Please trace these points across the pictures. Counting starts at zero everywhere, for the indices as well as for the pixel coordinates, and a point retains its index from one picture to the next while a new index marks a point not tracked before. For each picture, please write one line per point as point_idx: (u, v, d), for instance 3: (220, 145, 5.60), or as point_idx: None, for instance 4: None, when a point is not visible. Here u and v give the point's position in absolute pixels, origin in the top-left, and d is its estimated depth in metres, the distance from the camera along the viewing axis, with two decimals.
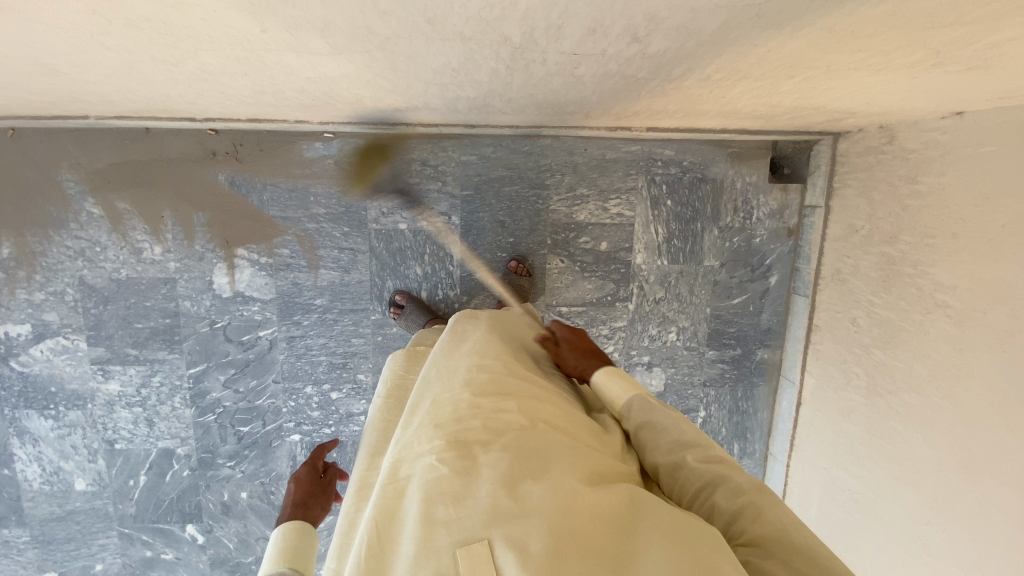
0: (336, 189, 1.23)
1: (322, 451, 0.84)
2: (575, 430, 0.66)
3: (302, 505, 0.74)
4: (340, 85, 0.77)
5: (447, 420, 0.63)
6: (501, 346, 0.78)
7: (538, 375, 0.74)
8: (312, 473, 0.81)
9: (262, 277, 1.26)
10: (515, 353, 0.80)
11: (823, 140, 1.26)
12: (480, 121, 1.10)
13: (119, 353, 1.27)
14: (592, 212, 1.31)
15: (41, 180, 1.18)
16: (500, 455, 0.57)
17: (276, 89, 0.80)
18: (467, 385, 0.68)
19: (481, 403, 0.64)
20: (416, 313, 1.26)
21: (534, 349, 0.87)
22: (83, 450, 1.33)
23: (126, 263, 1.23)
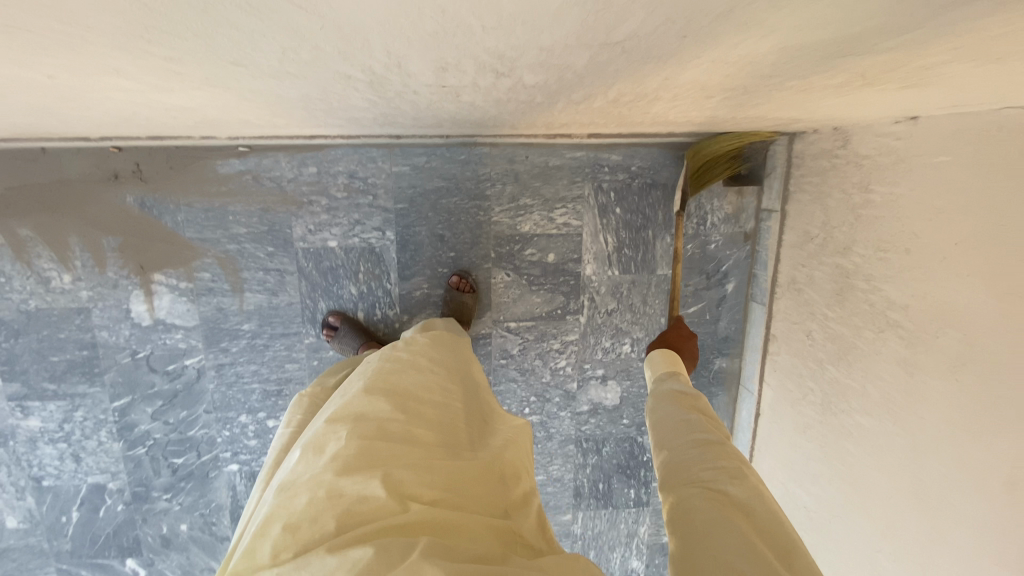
0: (257, 207, 1.15)
1: None
2: (455, 496, 0.59)
3: None
4: (212, 114, 0.68)
5: (304, 512, 0.55)
6: (385, 395, 0.69)
7: (421, 428, 0.67)
8: None
9: (183, 303, 1.18)
10: (403, 399, 0.70)
11: (778, 140, 1.19)
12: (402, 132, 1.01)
13: (37, 388, 1.19)
14: (537, 222, 1.23)
15: None
16: (352, 558, 0.50)
17: (143, 117, 0.72)
18: (331, 458, 0.59)
19: (342, 486, 0.56)
20: (349, 335, 1.18)
21: (432, 376, 0.78)
22: (11, 487, 1.25)
23: (34, 294, 1.14)
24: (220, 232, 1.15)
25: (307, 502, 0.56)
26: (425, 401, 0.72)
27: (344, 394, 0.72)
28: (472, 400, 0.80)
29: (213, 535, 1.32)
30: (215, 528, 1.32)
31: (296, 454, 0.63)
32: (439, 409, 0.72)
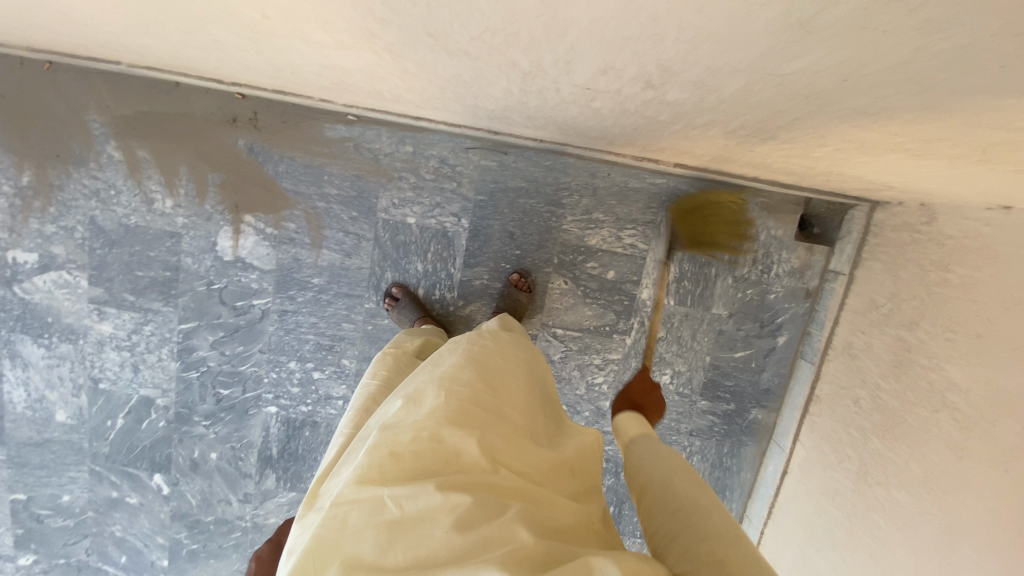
0: (352, 172, 1.24)
1: (286, 526, 0.98)
2: (537, 474, 0.64)
3: None
4: (357, 79, 0.76)
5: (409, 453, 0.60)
6: (476, 368, 0.74)
7: (509, 405, 0.71)
8: (272, 548, 0.95)
9: (265, 247, 1.26)
10: (493, 374, 0.75)
11: (859, 206, 1.20)
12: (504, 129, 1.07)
13: (117, 297, 1.29)
14: (604, 238, 1.26)
15: (70, 117, 1.20)
16: (456, 500, 0.55)
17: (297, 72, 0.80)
18: (433, 410, 0.64)
19: (445, 436, 0.61)
20: (411, 309, 1.26)
21: (510, 360, 0.81)
22: (69, 383, 1.34)
23: (136, 211, 1.24)
24: (313, 189, 1.24)
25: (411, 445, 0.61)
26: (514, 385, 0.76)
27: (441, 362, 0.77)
28: (546, 394, 0.84)
29: (238, 469, 1.40)
30: (241, 463, 1.40)
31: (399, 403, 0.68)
32: (518, 393, 0.75)
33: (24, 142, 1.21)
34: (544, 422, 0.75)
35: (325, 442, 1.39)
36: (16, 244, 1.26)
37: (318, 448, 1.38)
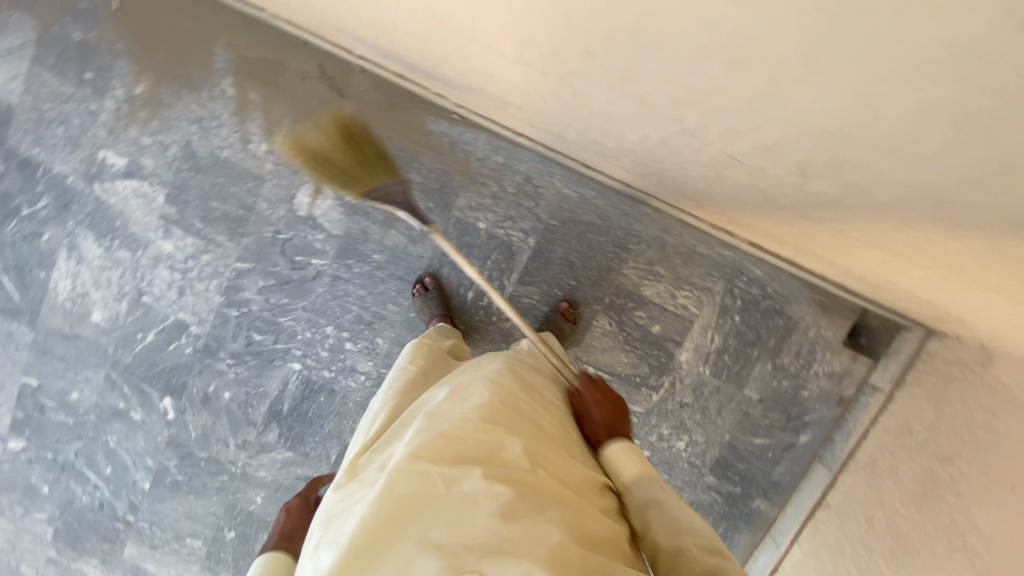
0: (441, 166, 1.28)
1: (316, 486, 1.07)
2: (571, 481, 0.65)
3: (287, 538, 0.91)
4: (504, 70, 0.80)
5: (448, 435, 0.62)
6: (515, 381, 0.77)
7: (545, 418, 0.74)
8: (301, 503, 1.03)
9: (339, 213, 1.30)
10: (529, 388, 0.79)
11: (913, 330, 1.21)
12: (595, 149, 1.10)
13: (186, 221, 1.32)
14: (660, 291, 1.27)
15: (199, 45, 1.26)
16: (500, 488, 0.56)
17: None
18: (478, 405, 0.68)
19: (488, 429, 0.64)
20: (436, 302, 1.29)
21: (541, 381, 0.85)
22: (114, 288, 1.37)
23: (231, 146, 1.28)
24: (399, 171, 1.28)
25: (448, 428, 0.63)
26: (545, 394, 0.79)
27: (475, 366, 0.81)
28: (580, 412, 0.86)
29: (245, 415, 1.41)
30: (250, 411, 1.41)
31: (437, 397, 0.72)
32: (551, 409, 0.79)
33: (149, 56, 1.27)
34: (579, 434, 0.77)
35: (336, 412, 1.40)
36: (111, 146, 1.31)
37: (328, 416, 1.40)
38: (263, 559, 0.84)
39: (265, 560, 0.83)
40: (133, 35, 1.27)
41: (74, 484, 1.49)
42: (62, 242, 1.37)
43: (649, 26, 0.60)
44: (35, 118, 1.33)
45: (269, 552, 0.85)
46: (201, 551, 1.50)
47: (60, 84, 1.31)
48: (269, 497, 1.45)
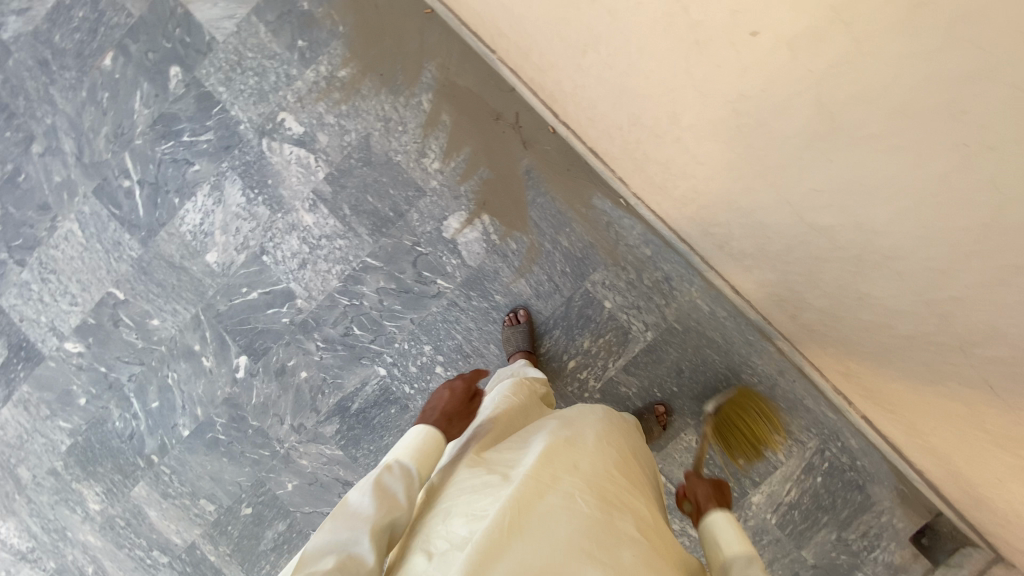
0: (590, 239, 1.31)
1: (477, 376, 0.92)
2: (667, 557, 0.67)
3: (447, 419, 0.81)
4: (758, 208, 0.82)
5: (553, 496, 0.66)
6: (609, 453, 0.79)
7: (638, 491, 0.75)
8: (465, 389, 0.88)
9: (481, 247, 1.33)
10: (623, 461, 0.80)
11: (982, 549, 1.23)
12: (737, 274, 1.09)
13: (336, 203, 1.35)
14: (755, 428, 1.30)
15: (414, 56, 1.32)
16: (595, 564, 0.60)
17: (702, 171, 0.86)
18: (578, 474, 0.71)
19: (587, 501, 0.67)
20: (523, 337, 1.31)
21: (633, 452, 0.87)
22: (240, 238, 1.39)
23: (406, 153, 1.33)
24: (551, 231, 1.32)
25: (556, 490, 0.67)
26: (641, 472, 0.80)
27: (574, 421, 0.84)
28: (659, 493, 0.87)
29: (313, 401, 1.40)
30: (319, 397, 1.40)
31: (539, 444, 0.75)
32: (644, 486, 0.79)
33: (365, 47, 1.33)
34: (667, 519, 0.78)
35: (400, 429, 1.38)
36: (295, 112, 1.35)
37: (392, 430, 1.39)
38: (417, 429, 0.76)
39: (422, 433, 0.75)
40: (357, 24, 1.33)
41: (113, 406, 1.45)
42: (208, 178, 1.39)
43: (902, 213, 0.64)
44: (231, 59, 1.36)
45: (425, 424, 0.78)
46: (209, 516, 1.43)
47: (269, 40, 1.35)
48: (301, 488, 1.40)
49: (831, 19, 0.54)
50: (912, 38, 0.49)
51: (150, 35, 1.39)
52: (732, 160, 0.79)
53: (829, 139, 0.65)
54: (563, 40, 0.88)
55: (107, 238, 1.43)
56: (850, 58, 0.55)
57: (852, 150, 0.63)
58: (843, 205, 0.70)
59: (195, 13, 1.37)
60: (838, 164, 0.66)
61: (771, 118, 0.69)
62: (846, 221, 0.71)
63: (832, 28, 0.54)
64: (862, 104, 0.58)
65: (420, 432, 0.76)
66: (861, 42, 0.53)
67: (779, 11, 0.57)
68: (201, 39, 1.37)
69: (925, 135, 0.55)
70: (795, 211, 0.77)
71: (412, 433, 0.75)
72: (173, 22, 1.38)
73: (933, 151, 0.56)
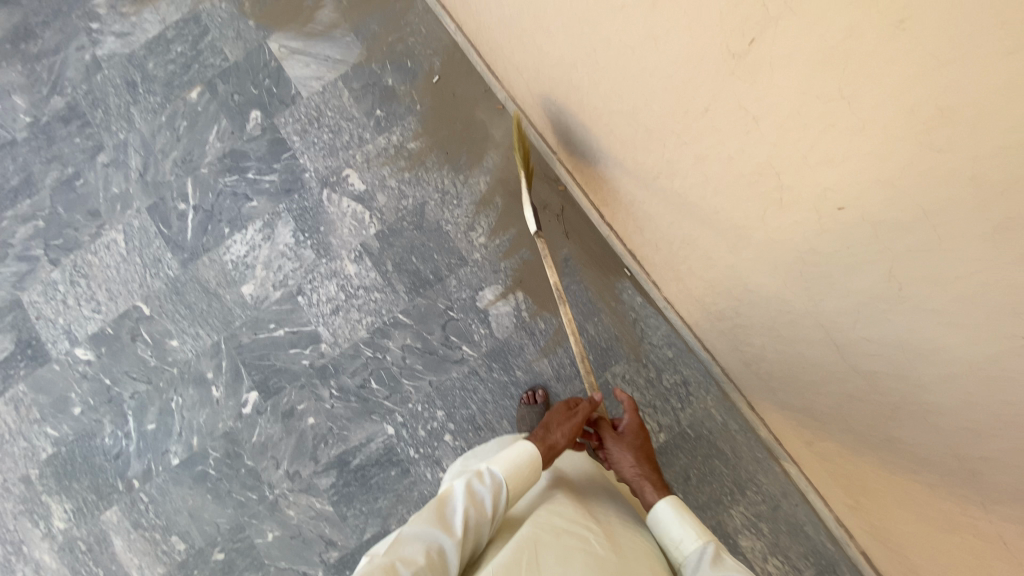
0: (616, 333, 1.37)
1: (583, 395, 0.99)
2: None
3: (544, 427, 0.91)
4: (801, 343, 0.86)
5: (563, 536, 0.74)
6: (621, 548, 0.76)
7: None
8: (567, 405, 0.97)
9: (511, 323, 1.39)
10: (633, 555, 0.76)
11: None
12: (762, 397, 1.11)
13: (379, 259, 1.41)
14: (754, 550, 1.29)
15: (479, 142, 1.45)
16: None
17: (746, 296, 0.93)
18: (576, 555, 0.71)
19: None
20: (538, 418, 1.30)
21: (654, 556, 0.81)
22: (279, 276, 1.43)
23: (456, 225, 1.42)
24: (580, 318, 1.38)
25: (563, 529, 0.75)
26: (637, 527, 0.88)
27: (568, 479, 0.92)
28: None
29: (315, 448, 1.38)
30: (321, 445, 1.38)
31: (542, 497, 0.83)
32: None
33: (436, 126, 1.46)
34: None
35: (398, 492, 1.35)
36: (359, 170, 1.45)
37: (388, 493, 1.35)
38: (522, 444, 0.84)
39: (523, 451, 0.83)
40: (433, 105, 1.47)
41: (107, 421, 1.41)
42: (263, 215, 1.46)
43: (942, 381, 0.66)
44: (311, 114, 1.48)
45: (529, 442, 0.86)
46: (177, 556, 1.35)
47: (350, 104, 1.48)
48: (281, 540, 1.34)
49: (919, 205, 0.58)
50: (993, 248, 0.53)
51: (240, 78, 1.52)
52: (784, 291, 0.84)
53: (891, 300, 0.67)
54: (634, 160, 1.00)
55: (148, 254, 1.47)
56: (929, 245, 0.59)
57: (911, 320, 0.66)
58: (893, 362, 0.72)
59: (287, 68, 1.51)
60: (895, 328, 0.69)
61: (834, 269, 0.73)
62: (892, 378, 0.73)
63: (920, 215, 0.58)
64: (931, 285, 0.61)
65: (522, 450, 0.84)
66: (943, 234, 0.57)
67: (870, 185, 0.61)
68: (287, 92, 1.49)
69: (991, 331, 0.58)
70: (840, 353, 0.79)
71: (515, 446, 0.84)
72: (265, 73, 1.51)
73: (994, 346, 0.58)
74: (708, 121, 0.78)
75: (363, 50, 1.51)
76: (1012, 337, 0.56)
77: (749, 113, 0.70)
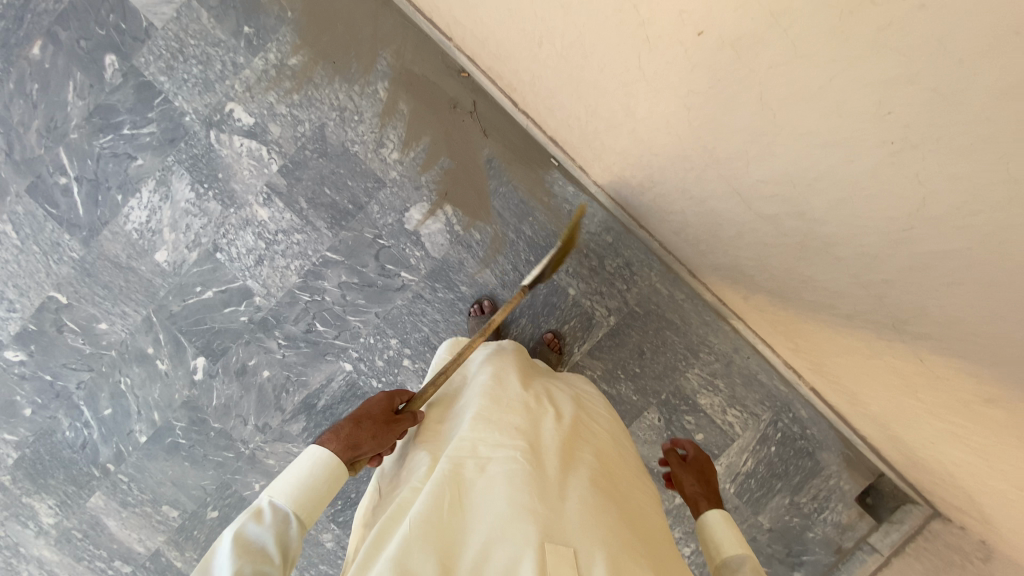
0: (552, 228, 1.32)
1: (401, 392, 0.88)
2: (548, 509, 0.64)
3: (354, 422, 0.79)
4: (710, 198, 0.85)
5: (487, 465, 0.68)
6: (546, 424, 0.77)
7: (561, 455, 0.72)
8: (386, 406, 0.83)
9: (444, 238, 1.33)
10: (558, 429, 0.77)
11: (920, 505, 1.32)
12: (696, 261, 1.11)
13: (291, 197, 1.32)
14: (713, 405, 1.36)
15: (368, 44, 1.29)
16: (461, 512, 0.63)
17: (656, 162, 0.90)
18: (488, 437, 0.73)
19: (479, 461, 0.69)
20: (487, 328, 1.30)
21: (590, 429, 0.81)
22: (191, 236, 1.33)
23: (363, 144, 1.30)
24: (514, 221, 1.32)
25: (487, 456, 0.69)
26: (581, 419, 0.83)
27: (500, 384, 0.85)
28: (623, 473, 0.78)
29: (277, 399, 1.37)
30: (282, 396, 1.37)
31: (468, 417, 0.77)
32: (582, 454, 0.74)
33: (317, 34, 1.28)
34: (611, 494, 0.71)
35: None
36: (243, 102, 1.30)
37: None
38: (312, 453, 0.73)
39: (315, 462, 0.72)
40: (307, 9, 1.28)
41: (62, 416, 1.38)
42: (154, 173, 1.32)
43: (836, 205, 0.67)
44: (173, 47, 1.29)
45: (320, 447, 0.74)
46: (174, 522, 1.39)
47: (213, 27, 1.28)
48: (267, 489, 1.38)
49: (766, 13, 0.56)
50: (837, 40, 0.53)
51: (81, 21, 1.29)
52: (682, 148, 0.82)
53: (771, 130, 0.67)
54: (521, 33, 0.89)
55: (44, 239, 1.35)
56: (785, 56, 0.58)
57: (792, 144, 0.66)
58: (787, 197, 0.73)
59: None
60: (780, 157, 0.69)
61: (714, 107, 0.71)
62: (789, 211, 0.74)
63: (769, 24, 0.57)
64: (802, 102, 0.61)
65: (314, 459, 0.73)
66: (795, 38, 0.56)
67: (716, 3, 0.60)
68: (138, 26, 1.29)
69: (857, 132, 0.58)
70: (746, 201, 0.80)
71: (304, 458, 0.72)
72: (106, 6, 1.29)
73: (863, 145, 0.59)
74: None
75: None
76: (872, 129, 0.56)
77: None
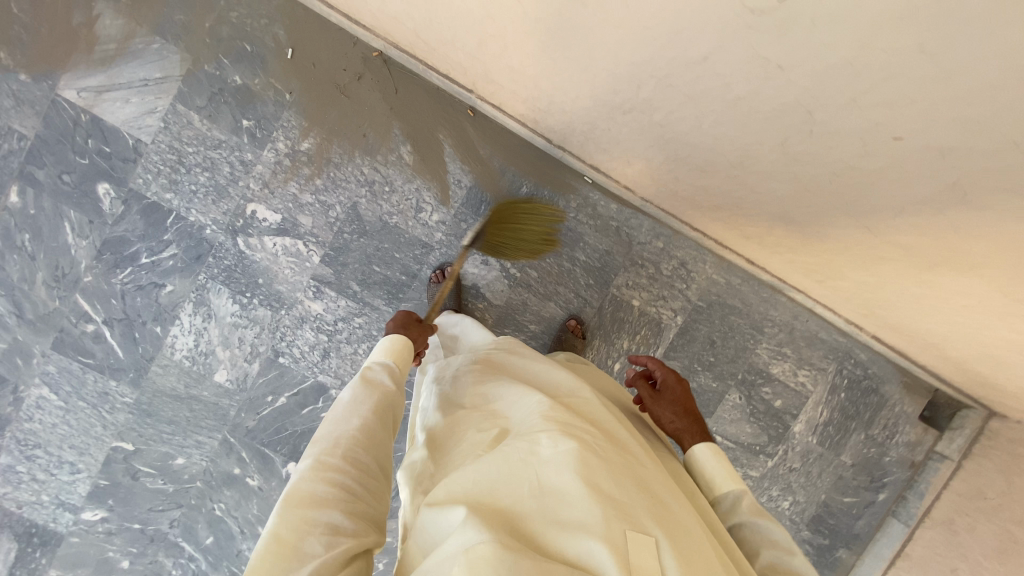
0: (605, 248, 1.34)
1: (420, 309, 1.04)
2: (605, 465, 0.67)
3: (403, 326, 0.94)
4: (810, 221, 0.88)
5: (561, 438, 0.69)
6: (597, 415, 0.79)
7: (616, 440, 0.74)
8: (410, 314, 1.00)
9: (502, 283, 1.32)
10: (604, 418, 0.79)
11: (975, 409, 1.48)
12: (764, 255, 1.15)
13: (342, 283, 1.27)
14: (784, 370, 1.45)
15: (378, 109, 1.22)
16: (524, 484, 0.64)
17: (756, 195, 0.89)
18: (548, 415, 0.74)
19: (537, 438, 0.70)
20: None
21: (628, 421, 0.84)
22: (247, 348, 1.28)
23: (401, 213, 1.26)
24: (566, 250, 1.33)
25: (560, 430, 0.70)
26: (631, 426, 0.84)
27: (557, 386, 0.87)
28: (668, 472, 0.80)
29: None
30: None
31: (532, 408, 0.78)
32: (626, 438, 0.76)
33: (324, 111, 1.21)
34: (664, 478, 0.72)
35: None
36: (264, 199, 1.22)
37: None
38: (391, 337, 0.88)
39: (392, 339, 0.87)
40: (306, 88, 1.20)
41: (163, 558, 1.33)
42: (188, 296, 1.25)
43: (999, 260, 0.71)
44: (170, 160, 1.19)
45: (396, 333, 0.90)
46: None
47: (209, 128, 1.19)
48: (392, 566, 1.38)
49: (1005, 136, 0.56)
50: None
51: (56, 154, 1.17)
52: (802, 192, 0.80)
53: (942, 204, 0.69)
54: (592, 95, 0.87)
55: (89, 391, 1.26)
56: (1007, 165, 0.59)
57: (963, 214, 0.68)
58: (932, 241, 0.75)
59: (104, 116, 1.17)
60: (941, 219, 0.71)
61: (877, 177, 0.70)
62: (930, 245, 0.77)
63: (1006, 146, 0.57)
64: (1003, 194, 0.63)
65: (391, 340, 0.88)
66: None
67: (935, 119, 0.58)
68: (124, 145, 1.18)
69: None
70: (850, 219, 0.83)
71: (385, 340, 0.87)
72: (80, 132, 1.17)
73: None
74: (717, 60, 0.65)
75: (184, 54, 1.17)
76: None
77: (769, 64, 0.62)
